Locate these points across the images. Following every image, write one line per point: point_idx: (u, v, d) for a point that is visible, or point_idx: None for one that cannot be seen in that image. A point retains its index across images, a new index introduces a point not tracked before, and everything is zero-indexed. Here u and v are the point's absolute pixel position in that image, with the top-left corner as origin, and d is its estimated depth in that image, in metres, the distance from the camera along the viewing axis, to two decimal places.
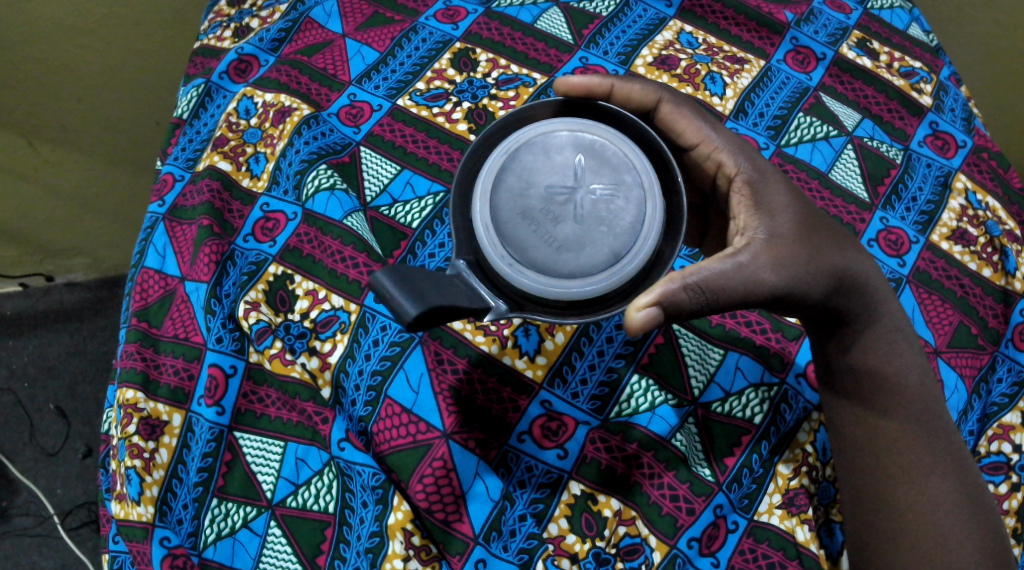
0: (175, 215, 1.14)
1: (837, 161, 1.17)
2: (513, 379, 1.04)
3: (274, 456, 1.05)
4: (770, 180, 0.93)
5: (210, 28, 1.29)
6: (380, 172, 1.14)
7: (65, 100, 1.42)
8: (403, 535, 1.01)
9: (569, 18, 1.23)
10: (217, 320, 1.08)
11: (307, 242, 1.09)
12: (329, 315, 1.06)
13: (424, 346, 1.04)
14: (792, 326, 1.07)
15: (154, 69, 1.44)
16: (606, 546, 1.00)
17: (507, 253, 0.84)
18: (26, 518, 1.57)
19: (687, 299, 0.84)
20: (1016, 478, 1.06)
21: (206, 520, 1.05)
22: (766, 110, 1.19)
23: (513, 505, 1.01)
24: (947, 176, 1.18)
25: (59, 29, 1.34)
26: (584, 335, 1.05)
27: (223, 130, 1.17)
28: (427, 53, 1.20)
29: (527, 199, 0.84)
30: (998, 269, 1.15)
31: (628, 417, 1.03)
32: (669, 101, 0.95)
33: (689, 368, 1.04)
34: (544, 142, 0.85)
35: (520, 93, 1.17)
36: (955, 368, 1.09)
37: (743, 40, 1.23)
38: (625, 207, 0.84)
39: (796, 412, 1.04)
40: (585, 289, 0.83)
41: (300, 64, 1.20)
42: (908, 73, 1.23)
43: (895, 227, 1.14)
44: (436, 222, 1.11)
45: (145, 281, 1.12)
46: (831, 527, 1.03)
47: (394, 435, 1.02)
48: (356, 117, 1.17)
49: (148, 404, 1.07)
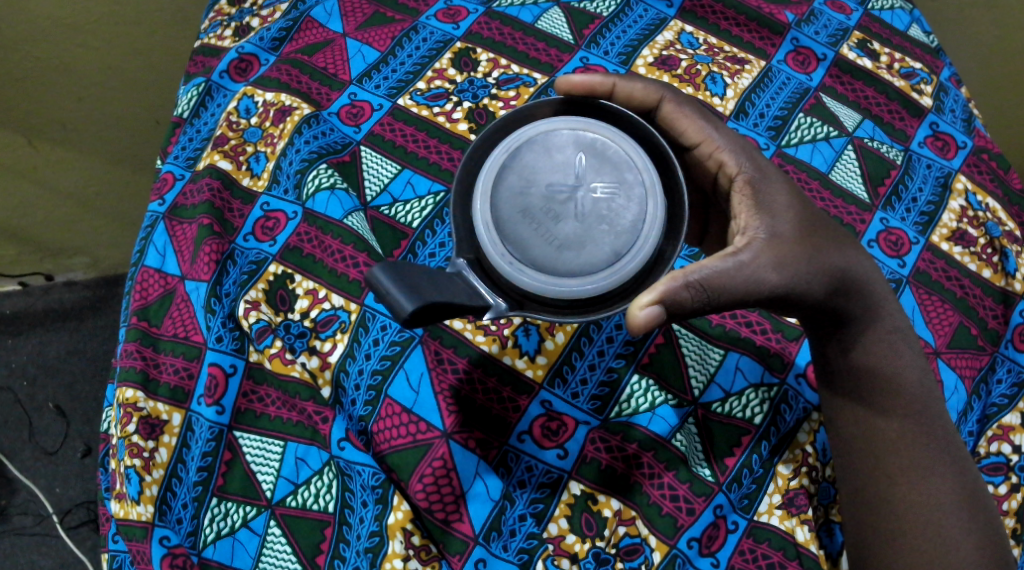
0: (175, 215, 1.14)
1: (837, 161, 1.17)
2: (512, 379, 1.04)
3: (274, 456, 1.05)
4: (771, 180, 0.93)
5: (210, 27, 1.29)
6: (380, 171, 1.14)
7: (65, 98, 1.42)
8: (403, 534, 1.01)
9: (570, 18, 1.23)
10: (217, 319, 1.08)
11: (307, 241, 1.09)
12: (329, 315, 1.06)
13: (424, 345, 1.04)
14: (792, 326, 1.07)
15: (155, 68, 1.44)
16: (606, 546, 1.00)
17: (507, 252, 0.84)
18: (26, 518, 1.57)
19: (689, 298, 0.84)
20: (1015, 478, 1.06)
21: (206, 520, 1.05)
22: (766, 111, 1.19)
23: (513, 505, 1.01)
24: (947, 176, 1.18)
25: (59, 28, 1.34)
26: (585, 335, 1.05)
27: (223, 129, 1.17)
28: (428, 53, 1.20)
29: (527, 198, 0.84)
30: (998, 269, 1.15)
31: (628, 417, 1.03)
32: (671, 100, 0.95)
33: (688, 368, 1.04)
34: (546, 141, 0.85)
35: (520, 93, 1.17)
36: (956, 369, 1.09)
37: (743, 40, 1.24)
38: (626, 206, 0.84)
39: (796, 413, 1.04)
40: (585, 288, 0.83)
41: (300, 64, 1.20)
42: (908, 74, 1.23)
43: (895, 228, 1.14)
44: (436, 222, 1.11)
45: (145, 281, 1.12)
46: (831, 528, 1.04)
47: (394, 435, 1.02)
48: (357, 116, 1.17)
49: (148, 403, 1.06)
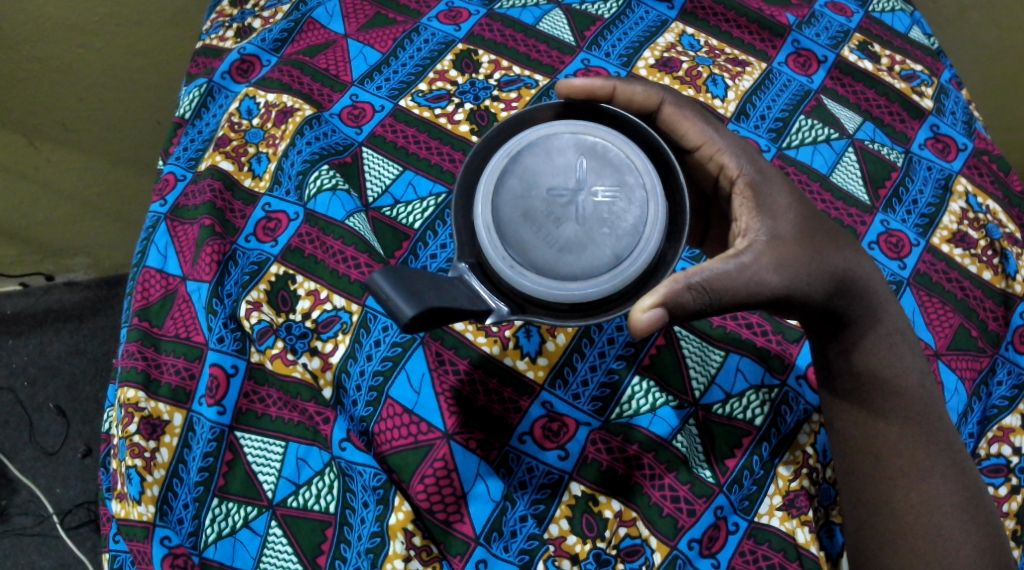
0: (176, 215, 1.15)
1: (838, 163, 1.17)
2: (513, 379, 1.04)
3: (275, 456, 1.05)
4: (772, 182, 0.93)
5: (212, 28, 1.29)
6: (381, 172, 1.14)
7: (66, 98, 1.42)
8: (404, 535, 1.01)
9: (571, 19, 1.23)
10: (219, 320, 1.08)
11: (308, 242, 1.09)
12: (331, 316, 1.06)
13: (425, 346, 1.04)
14: (792, 328, 1.07)
15: (156, 69, 1.45)
16: (606, 547, 1.00)
17: (509, 255, 0.84)
18: (26, 518, 1.57)
19: (691, 300, 0.84)
20: (1015, 480, 1.07)
21: (206, 520, 1.05)
22: (767, 113, 1.19)
23: (513, 506, 1.01)
24: (947, 178, 1.18)
25: (60, 28, 1.34)
26: (585, 336, 1.05)
27: (225, 130, 1.17)
28: (429, 54, 1.20)
29: (528, 201, 0.85)
30: (998, 272, 1.15)
31: (628, 418, 1.03)
32: (672, 102, 0.95)
33: (689, 369, 1.05)
34: (547, 144, 0.86)
35: (522, 95, 1.17)
36: (956, 371, 1.09)
37: (745, 42, 1.24)
38: (627, 208, 0.84)
39: (797, 414, 1.04)
40: (586, 291, 0.83)
41: (301, 64, 1.20)
42: (909, 76, 1.23)
43: (895, 230, 1.14)
44: (437, 223, 1.11)
45: (146, 281, 1.12)
46: (831, 529, 1.04)
47: (395, 436, 1.02)
48: (358, 117, 1.17)
49: (148, 404, 1.07)
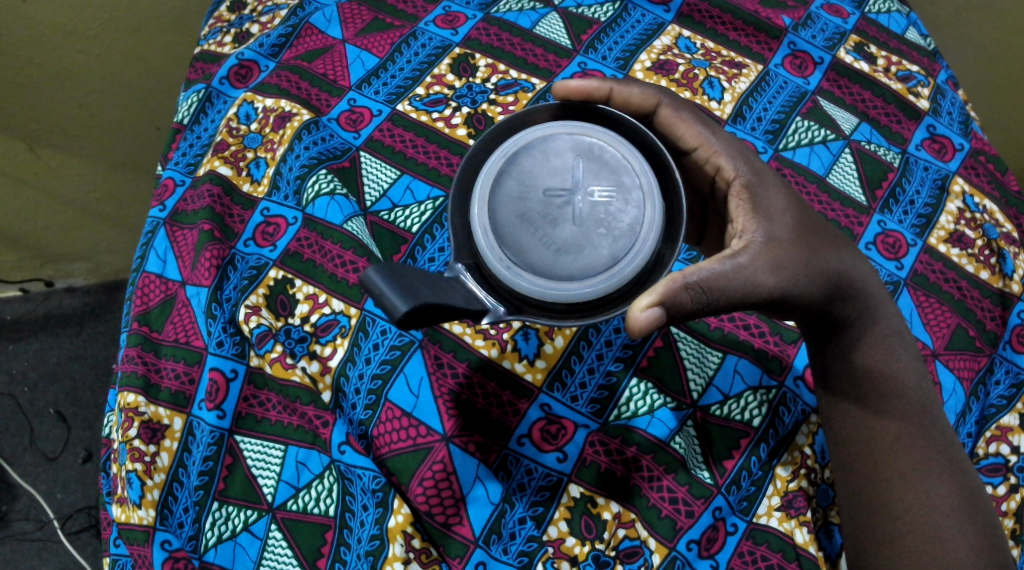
0: (175, 220, 1.15)
1: (835, 164, 1.17)
2: (512, 383, 1.04)
3: (275, 460, 1.06)
4: (769, 184, 0.94)
5: (210, 33, 1.30)
6: (380, 176, 1.14)
7: (65, 103, 1.43)
8: (403, 538, 1.01)
9: (568, 23, 1.24)
10: (218, 324, 1.08)
11: (307, 246, 1.09)
12: (329, 320, 1.07)
13: (424, 349, 1.04)
14: (790, 330, 1.08)
15: (155, 74, 1.45)
16: (605, 549, 1.01)
17: (506, 256, 0.84)
18: (26, 523, 1.57)
19: (688, 300, 0.84)
20: (1014, 479, 1.07)
21: (207, 523, 1.05)
22: (764, 114, 1.19)
23: (513, 508, 1.02)
24: (944, 179, 1.19)
25: (60, 34, 1.35)
26: (584, 339, 1.05)
27: (223, 135, 1.18)
28: (427, 58, 1.21)
29: (526, 203, 0.85)
30: (996, 271, 1.15)
31: (627, 420, 1.03)
32: (668, 105, 0.95)
33: (687, 372, 1.05)
34: (544, 147, 0.86)
35: (520, 98, 1.18)
36: (954, 370, 1.09)
37: (741, 44, 1.24)
38: (624, 209, 0.85)
39: (795, 415, 1.04)
40: (584, 292, 0.84)
41: (300, 70, 1.21)
42: (906, 77, 1.24)
43: (893, 230, 1.15)
44: (435, 226, 1.11)
45: (146, 286, 1.13)
46: (830, 530, 1.04)
47: (394, 439, 1.02)
48: (356, 122, 1.17)
49: (148, 408, 1.07)
